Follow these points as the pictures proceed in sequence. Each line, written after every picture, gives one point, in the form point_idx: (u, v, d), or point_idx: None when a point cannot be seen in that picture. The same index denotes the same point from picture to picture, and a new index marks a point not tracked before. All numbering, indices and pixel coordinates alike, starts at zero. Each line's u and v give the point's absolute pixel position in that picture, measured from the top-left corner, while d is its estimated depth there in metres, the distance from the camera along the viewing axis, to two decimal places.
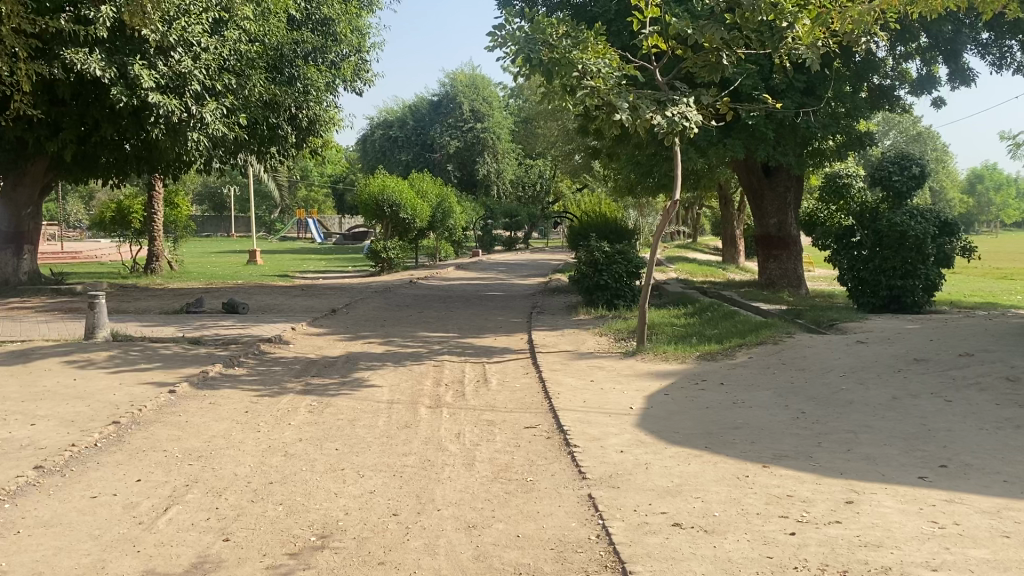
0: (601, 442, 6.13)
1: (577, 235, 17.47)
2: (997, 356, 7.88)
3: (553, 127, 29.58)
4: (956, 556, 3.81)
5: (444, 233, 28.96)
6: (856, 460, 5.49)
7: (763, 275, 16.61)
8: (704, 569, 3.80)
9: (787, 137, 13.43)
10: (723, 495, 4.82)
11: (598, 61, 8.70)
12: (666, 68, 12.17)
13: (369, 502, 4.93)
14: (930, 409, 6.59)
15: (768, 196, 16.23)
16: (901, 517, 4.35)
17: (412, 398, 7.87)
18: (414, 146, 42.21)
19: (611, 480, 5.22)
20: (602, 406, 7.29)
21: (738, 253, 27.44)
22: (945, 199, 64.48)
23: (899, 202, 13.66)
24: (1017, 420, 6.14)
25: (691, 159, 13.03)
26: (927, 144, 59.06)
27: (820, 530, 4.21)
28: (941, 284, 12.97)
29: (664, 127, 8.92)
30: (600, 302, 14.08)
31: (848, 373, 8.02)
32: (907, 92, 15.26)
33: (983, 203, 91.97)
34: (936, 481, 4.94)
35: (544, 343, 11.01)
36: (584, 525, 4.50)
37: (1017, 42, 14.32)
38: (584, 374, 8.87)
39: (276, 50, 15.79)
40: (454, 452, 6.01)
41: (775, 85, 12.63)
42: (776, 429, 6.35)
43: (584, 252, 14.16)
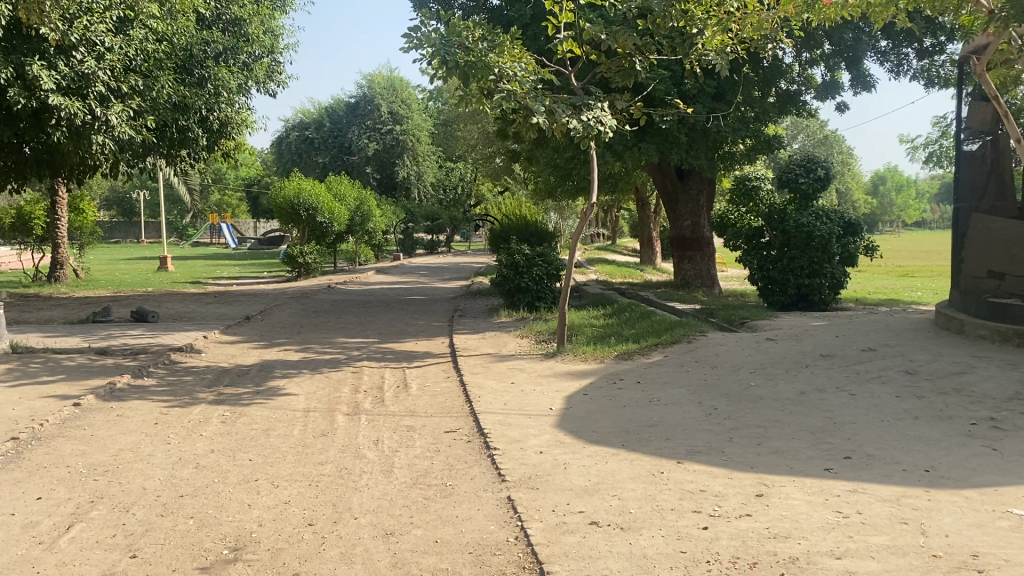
0: (521, 444, 6.16)
1: (498, 238, 17.54)
2: (898, 351, 8.23)
3: (472, 129, 29.56)
4: (858, 544, 3.96)
5: (362, 236, 28.68)
6: (766, 453, 5.65)
7: (678, 275, 16.97)
8: (620, 567, 3.85)
9: (698, 141, 13.68)
10: (639, 492, 4.90)
11: (514, 65, 8.79)
12: (581, 73, 12.36)
13: (284, 513, 4.83)
14: (836, 403, 6.84)
15: (682, 199, 16.57)
16: (807, 508, 4.50)
17: (330, 406, 7.74)
18: (331, 148, 41.54)
19: (530, 481, 5.25)
20: (521, 408, 7.33)
21: (655, 254, 27.96)
22: (850, 200, 67.18)
23: (805, 203, 14.10)
24: (916, 411, 6.43)
25: (608, 162, 13.22)
26: (832, 148, 61.34)
27: (732, 524, 4.32)
28: (845, 281, 13.52)
29: (580, 132, 9.10)
30: (521, 305, 14.13)
31: (758, 369, 8.26)
32: (812, 96, 15.78)
33: (885, 204, 96.08)
34: (841, 472, 5.13)
35: (465, 346, 11.00)
36: (503, 527, 4.52)
37: (912, 50, 14.98)
38: (504, 376, 8.89)
39: (185, 51, 15.40)
40: (372, 459, 5.95)
41: (687, 90, 12.89)
42: (691, 426, 6.49)
43: (504, 254, 14.17)
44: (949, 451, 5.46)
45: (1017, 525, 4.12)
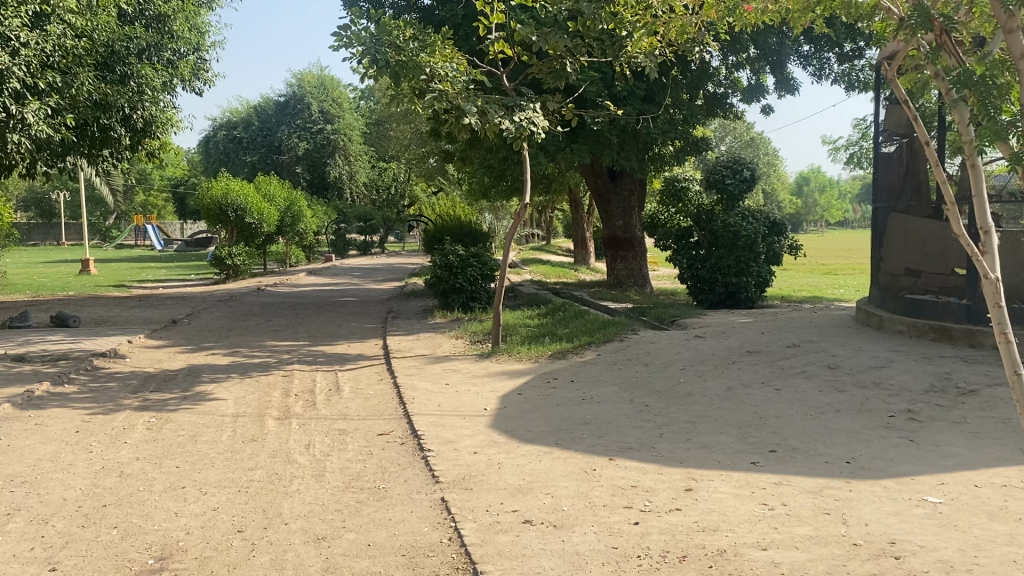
0: (455, 445, 6.15)
1: (432, 238, 17.49)
2: (820, 346, 8.48)
3: (404, 129, 29.34)
4: (783, 535, 4.08)
5: (293, 238, 28.22)
6: (695, 448, 5.77)
7: (611, 275, 17.18)
8: (552, 564, 3.88)
9: (629, 143, 14.02)
10: (572, 489, 4.95)
11: (446, 65, 8.75)
12: (513, 73, 12.41)
13: (212, 520, 4.74)
14: (762, 398, 7.02)
15: (614, 199, 16.77)
16: (735, 501, 4.61)
17: (260, 411, 7.60)
18: (260, 148, 40.69)
19: (464, 482, 5.25)
20: (455, 409, 7.32)
21: (588, 255, 28.21)
22: (776, 202, 68.91)
23: (733, 203, 14.43)
24: (837, 404, 6.64)
25: (542, 163, 13.30)
26: (758, 150, 62.84)
27: (662, 518, 4.39)
28: (770, 280, 13.88)
29: (513, 132, 9.17)
30: (455, 305, 14.11)
31: (688, 366, 8.42)
32: (738, 99, 16.14)
33: (809, 204, 98.90)
34: (766, 465, 5.27)
35: (398, 348, 10.92)
36: (436, 528, 4.51)
37: (833, 55, 15.45)
38: (438, 377, 8.87)
39: (107, 47, 14.90)
40: (303, 464, 5.87)
41: (617, 92, 13.02)
42: (622, 422, 6.59)
43: (438, 255, 14.12)
44: (869, 442, 5.66)
45: (931, 512, 4.30)
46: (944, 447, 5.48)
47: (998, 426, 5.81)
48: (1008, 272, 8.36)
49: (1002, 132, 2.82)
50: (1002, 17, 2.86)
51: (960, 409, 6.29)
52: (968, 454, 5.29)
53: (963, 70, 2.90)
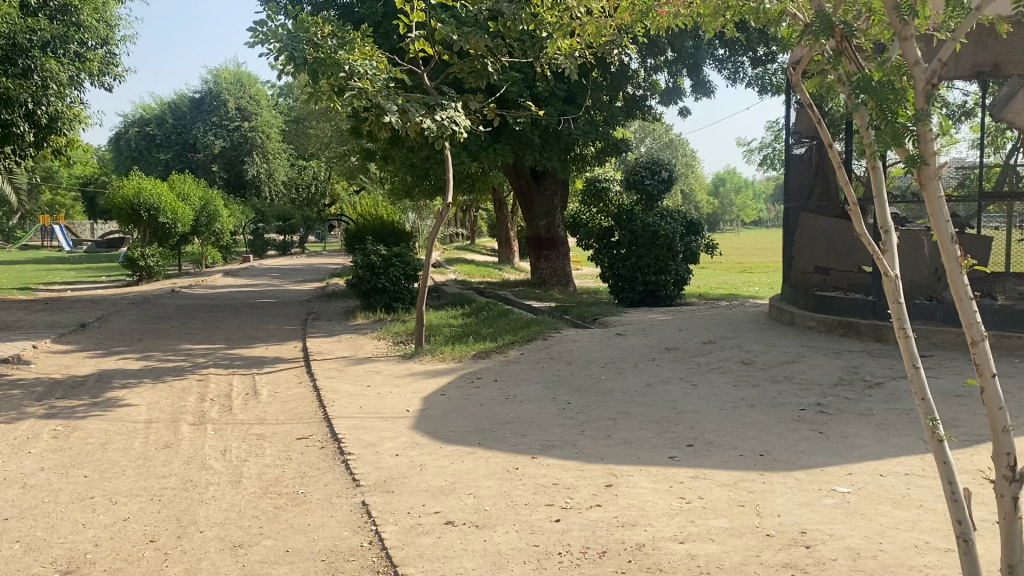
0: (376, 448, 6.09)
1: (353, 238, 17.27)
2: (736, 343, 8.71)
3: (324, 127, 28.83)
4: (699, 528, 4.17)
5: (210, 238, 27.49)
6: (615, 444, 5.85)
7: (534, 274, 17.29)
8: (474, 564, 3.88)
9: (551, 143, 14.13)
10: (494, 489, 4.96)
11: (365, 63, 8.62)
12: (434, 72, 12.36)
13: (122, 531, 4.58)
14: (679, 393, 7.16)
15: (537, 199, 16.86)
16: (653, 496, 4.69)
17: (174, 417, 7.39)
18: (174, 146, 39.50)
19: (385, 484, 5.20)
20: (377, 411, 7.24)
21: (512, 254, 28.30)
22: (693, 202, 70.46)
23: (652, 203, 14.71)
24: (751, 399, 6.83)
25: (464, 162, 13.23)
26: (676, 150, 64.16)
27: (583, 515, 4.44)
28: (688, 278, 14.23)
29: (434, 131, 9.13)
30: (378, 306, 13.96)
31: (609, 363, 8.53)
32: (657, 102, 16.42)
33: (726, 203, 101.39)
34: (684, 460, 5.38)
35: (319, 350, 10.75)
36: (357, 532, 4.46)
37: (748, 59, 15.82)
38: (360, 379, 8.76)
39: (8, 38, 13.95)
40: (219, 470, 5.73)
41: (538, 93, 13.09)
42: (545, 420, 6.63)
43: (360, 255, 13.94)
44: (780, 435, 5.84)
45: (839, 502, 4.46)
46: (852, 438, 5.69)
47: (901, 417, 6.07)
48: (909, 270, 8.74)
49: (899, 135, 2.88)
50: (896, 25, 2.98)
51: (866, 401, 6.54)
52: (875, 444, 5.51)
53: (862, 76, 2.99)
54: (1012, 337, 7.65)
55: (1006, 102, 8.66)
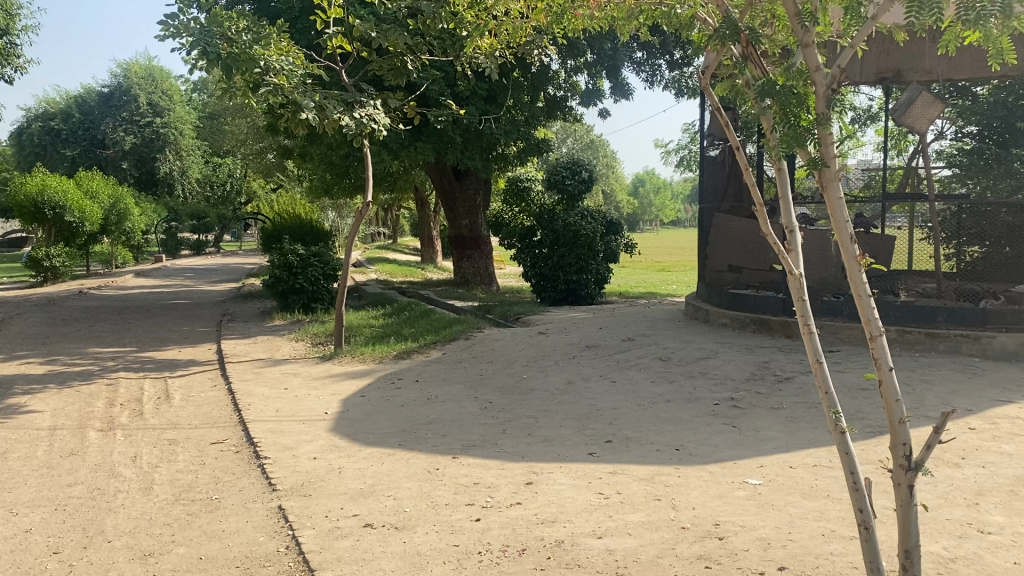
0: (293, 451, 5.98)
1: (269, 237, 16.92)
2: (654, 340, 8.86)
3: (238, 124, 28.11)
4: (617, 522, 4.23)
5: (119, 237, 26.53)
6: (536, 442, 5.89)
7: (457, 274, 17.26)
8: (393, 566, 3.85)
9: (473, 142, 14.14)
10: (414, 490, 4.93)
11: (281, 58, 8.44)
12: (353, 69, 12.23)
13: (23, 543, 4.38)
14: (599, 390, 7.26)
15: (459, 199, 16.82)
16: (573, 492, 4.74)
17: (80, 423, 7.11)
18: (81, 142, 37.31)
19: (302, 488, 5.12)
20: (295, 414, 7.12)
21: (435, 253, 28.19)
22: (614, 202, 71.44)
23: (572, 203, 14.92)
24: (668, 394, 6.97)
25: (384, 160, 13.12)
26: (596, 151, 65.01)
27: (503, 513, 4.45)
28: (608, 277, 14.40)
29: (353, 129, 9.02)
30: (296, 307, 13.73)
31: (531, 362, 8.58)
32: (577, 103, 16.56)
33: (646, 203, 103.14)
34: (603, 456, 5.45)
35: (235, 352, 10.50)
36: (272, 538, 4.37)
37: (665, 62, 16.11)
38: (277, 381, 8.60)
39: None
40: (128, 477, 5.54)
41: (459, 92, 13.06)
42: (466, 420, 6.63)
43: (277, 254, 13.71)
44: (696, 429, 5.97)
45: (752, 493, 4.59)
46: (763, 431, 5.86)
47: (809, 411, 6.28)
48: (817, 268, 9.06)
49: (801, 138, 2.98)
50: (799, 32, 3.09)
51: (777, 395, 6.76)
52: (785, 437, 5.68)
53: (767, 81, 3.09)
54: (912, 333, 8.00)
55: (904, 108, 9.00)
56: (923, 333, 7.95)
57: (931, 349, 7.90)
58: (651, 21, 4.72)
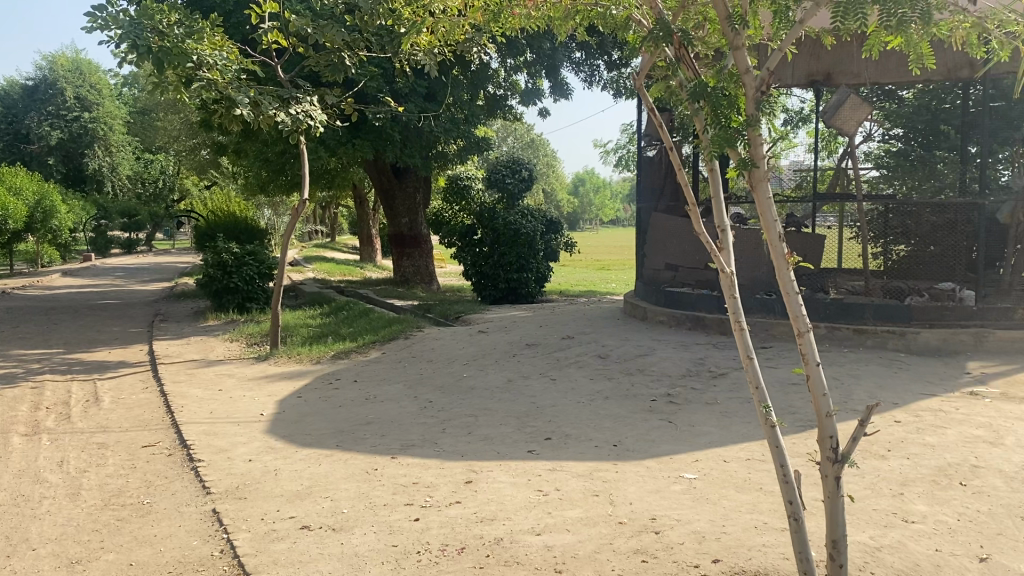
0: (228, 453, 5.87)
1: (203, 236, 16.54)
2: (593, 338, 8.95)
3: (171, 120, 27.46)
4: (556, 519, 4.26)
5: (45, 236, 25.66)
6: (476, 441, 5.89)
7: (397, 273, 17.15)
8: (331, 568, 3.82)
9: (412, 140, 14.06)
10: (352, 491, 4.89)
11: (215, 53, 8.24)
12: (289, 65, 12.05)
13: None
14: (538, 388, 7.29)
15: (398, 197, 16.69)
16: (512, 490, 4.76)
17: (4, 428, 6.86)
18: (4, 136, 35.45)
19: (238, 491, 5.03)
20: (229, 416, 6.99)
21: (374, 252, 27.98)
22: (554, 201, 71.86)
23: (512, 202, 14.96)
24: (607, 391, 7.04)
25: (321, 157, 12.96)
26: (535, 150, 65.29)
27: (443, 513, 4.45)
28: (548, 275, 14.48)
29: (289, 125, 8.88)
30: (230, 306, 13.47)
31: (471, 361, 8.58)
32: (517, 102, 16.61)
33: (585, 202, 103.94)
34: (542, 453, 5.48)
35: (167, 354, 10.26)
36: (206, 542, 4.29)
37: (603, 63, 16.27)
38: (211, 383, 8.43)
39: None
40: (55, 483, 5.37)
41: (398, 89, 12.97)
42: (405, 420, 6.59)
43: (211, 253, 13.43)
44: (633, 425, 6.04)
45: (687, 488, 4.67)
46: (699, 426, 5.97)
47: (743, 406, 6.42)
48: (750, 267, 9.25)
49: (732, 139, 3.03)
50: (729, 35, 3.15)
51: (712, 391, 6.89)
52: (719, 432, 5.79)
53: (699, 83, 3.14)
54: (841, 329, 8.22)
55: (834, 110, 9.25)
56: (851, 330, 8.18)
57: (860, 344, 8.14)
58: (587, 22, 4.76)
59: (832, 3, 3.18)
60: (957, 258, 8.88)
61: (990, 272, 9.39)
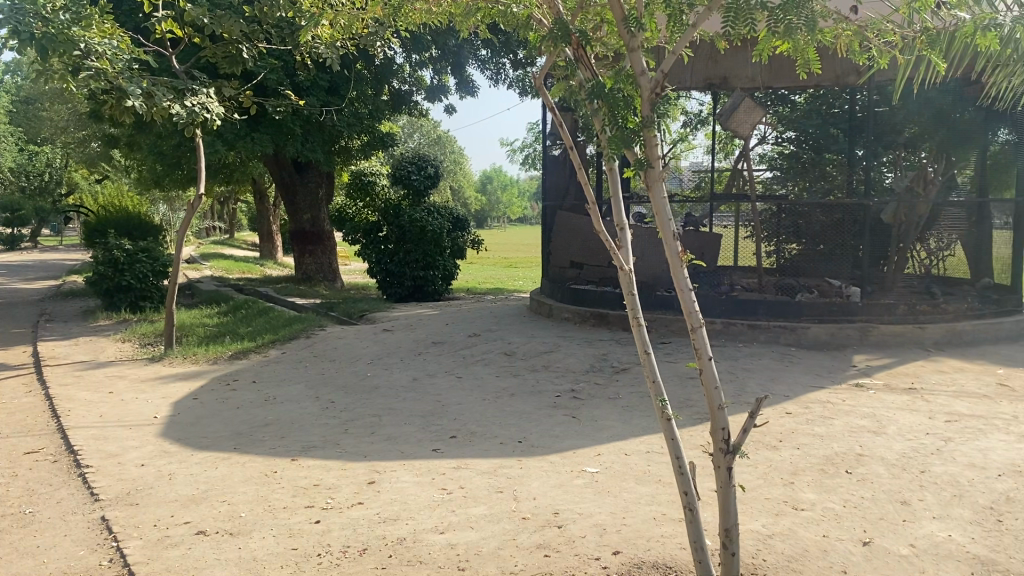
0: (118, 458, 5.64)
1: (91, 231, 15.81)
2: (497, 335, 8.98)
3: (59, 110, 26.14)
4: (460, 517, 4.26)
5: None
6: (380, 441, 5.84)
7: (299, 270, 16.81)
8: (226, 573, 3.72)
9: (314, 134, 13.82)
10: (251, 494, 4.77)
11: (104, 41, 7.85)
12: (184, 55, 11.66)
13: None
14: (443, 387, 7.28)
15: (300, 192, 16.33)
16: (415, 489, 4.73)
17: None
18: None
19: (128, 497, 4.83)
20: (120, 419, 6.71)
21: (275, 248, 27.37)
22: (460, 198, 71.87)
23: (417, 199, 14.79)
24: (512, 388, 7.09)
25: (219, 151, 12.56)
26: (441, 148, 65.16)
27: (344, 514, 4.38)
28: (455, 273, 14.53)
29: (185, 119, 8.51)
30: (122, 305, 12.93)
31: (374, 360, 8.49)
32: (422, 97, 16.50)
33: (491, 200, 104.47)
34: (446, 452, 5.48)
35: (52, 355, 9.78)
36: (94, 551, 4.10)
37: (509, 61, 16.32)
38: (101, 385, 8.07)
39: None
40: None
41: (300, 82, 12.70)
42: (307, 421, 6.47)
43: (101, 249, 12.87)
44: (537, 422, 6.11)
45: (589, 481, 4.74)
46: (601, 421, 6.08)
47: (644, 400, 6.56)
48: (651, 265, 9.45)
49: (628, 139, 3.10)
50: (626, 36, 3.22)
51: (614, 386, 7.01)
52: (620, 426, 5.91)
53: (596, 83, 3.19)
54: (736, 324, 8.51)
55: (729, 112, 9.54)
56: (746, 325, 8.47)
57: (753, 339, 8.43)
58: (489, 18, 4.77)
59: (723, 6, 3.27)
60: (845, 258, 9.30)
61: (874, 270, 9.88)
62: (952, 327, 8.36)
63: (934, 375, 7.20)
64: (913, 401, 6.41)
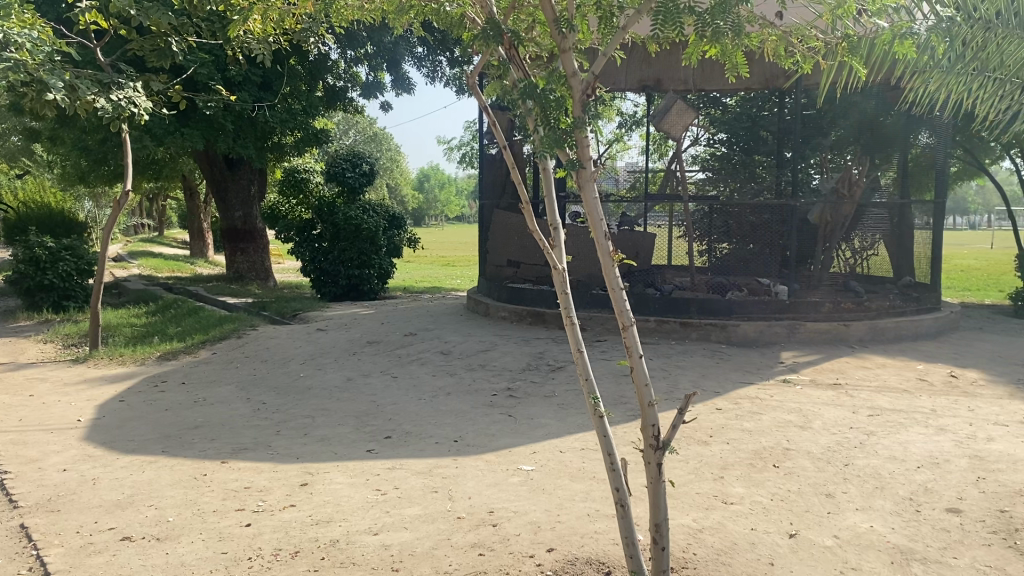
0: (38, 463, 5.45)
1: (11, 229, 15.25)
2: (433, 334, 8.95)
3: None
4: (393, 518, 4.23)
5: None
6: (313, 442, 5.76)
7: (231, 268, 16.49)
8: None
9: (246, 131, 13.58)
10: (179, 498, 4.66)
11: (24, 32, 7.58)
12: (109, 48, 11.34)
13: None
14: (378, 387, 7.22)
15: (231, 189, 16.00)
16: (349, 490, 4.69)
17: None
18: None
19: (49, 504, 4.67)
20: (41, 423, 6.49)
21: (206, 246, 26.74)
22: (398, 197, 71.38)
23: (352, 196, 14.58)
24: (448, 387, 7.08)
25: (146, 147, 12.26)
26: (378, 145, 64.61)
27: (276, 517, 4.32)
28: (390, 271, 14.42)
29: (109, 112, 8.34)
30: (44, 306, 12.50)
31: (307, 360, 8.38)
32: (356, 94, 16.30)
33: (428, 198, 104.04)
34: (381, 452, 5.44)
35: None
36: (12, 560, 3.96)
37: (445, 59, 16.28)
38: (22, 387, 7.80)
39: None
40: None
41: (231, 77, 12.46)
42: (237, 423, 6.34)
43: (22, 248, 12.44)
44: (473, 421, 6.11)
45: (524, 479, 4.76)
46: (536, 419, 6.11)
47: (579, 398, 6.62)
48: (586, 264, 9.54)
49: (559, 140, 3.11)
50: (558, 38, 3.22)
51: (549, 384, 7.06)
52: (555, 423, 5.96)
53: (528, 83, 3.18)
54: (669, 322, 8.64)
55: (661, 115, 9.55)
56: (678, 323, 8.61)
57: (685, 337, 8.58)
58: (422, 17, 4.76)
59: (653, 7, 3.30)
60: (774, 257, 9.53)
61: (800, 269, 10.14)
62: (874, 326, 8.64)
63: (858, 371, 7.43)
64: (838, 396, 6.61)
